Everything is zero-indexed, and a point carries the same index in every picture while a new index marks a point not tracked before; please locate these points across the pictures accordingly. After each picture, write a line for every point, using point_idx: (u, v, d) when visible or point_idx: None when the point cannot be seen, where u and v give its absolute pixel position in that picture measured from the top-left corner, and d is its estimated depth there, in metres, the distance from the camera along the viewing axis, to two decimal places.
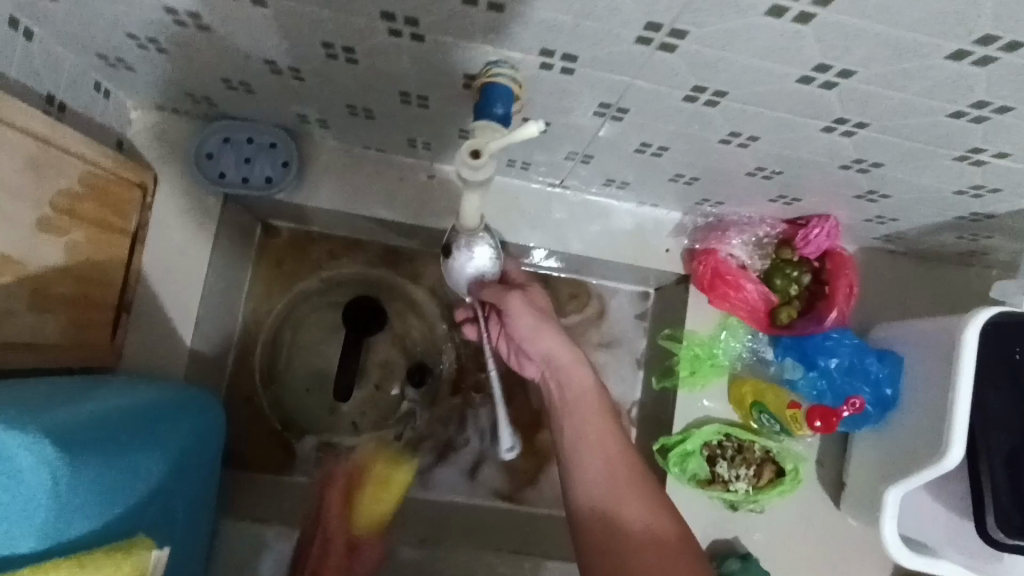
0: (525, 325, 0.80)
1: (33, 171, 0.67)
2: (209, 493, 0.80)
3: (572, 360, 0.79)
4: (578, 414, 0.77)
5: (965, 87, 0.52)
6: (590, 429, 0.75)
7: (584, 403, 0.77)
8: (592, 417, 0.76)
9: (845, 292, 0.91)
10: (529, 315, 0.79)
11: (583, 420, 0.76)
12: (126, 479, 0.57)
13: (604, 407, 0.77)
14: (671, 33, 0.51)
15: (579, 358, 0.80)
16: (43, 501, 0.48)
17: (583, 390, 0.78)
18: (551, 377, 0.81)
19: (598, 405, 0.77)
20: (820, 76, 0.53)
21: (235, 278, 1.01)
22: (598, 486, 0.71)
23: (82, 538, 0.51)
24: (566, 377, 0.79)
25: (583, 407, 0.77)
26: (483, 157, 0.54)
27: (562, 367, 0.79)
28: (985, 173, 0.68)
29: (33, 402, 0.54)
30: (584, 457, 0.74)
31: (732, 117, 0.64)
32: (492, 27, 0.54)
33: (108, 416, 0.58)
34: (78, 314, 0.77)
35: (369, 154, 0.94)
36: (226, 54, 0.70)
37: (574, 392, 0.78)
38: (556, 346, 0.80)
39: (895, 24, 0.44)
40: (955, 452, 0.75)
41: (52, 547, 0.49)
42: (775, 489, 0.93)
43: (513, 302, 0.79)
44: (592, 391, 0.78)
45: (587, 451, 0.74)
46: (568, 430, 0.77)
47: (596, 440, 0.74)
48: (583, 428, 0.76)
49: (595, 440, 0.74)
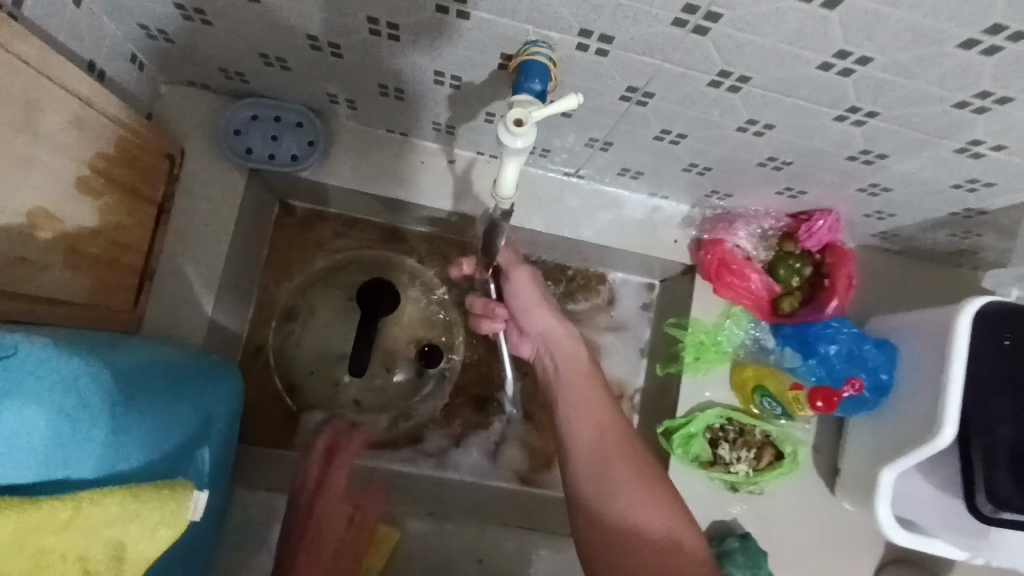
0: (525, 299, 0.81)
1: (76, 130, 0.69)
2: (227, 458, 0.82)
3: (566, 335, 0.81)
4: (570, 388, 0.78)
5: (973, 76, 0.56)
6: (581, 401, 0.77)
7: (576, 377, 0.79)
8: (585, 390, 0.78)
9: (845, 285, 0.95)
10: (531, 289, 0.81)
11: (574, 393, 0.77)
12: (161, 424, 0.60)
13: (596, 381, 0.79)
14: (706, 15, 0.55)
15: (573, 334, 0.82)
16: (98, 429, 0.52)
17: (575, 364, 0.80)
18: (545, 353, 0.83)
19: (586, 378, 0.78)
20: (840, 62, 0.57)
21: (252, 255, 1.02)
22: (591, 459, 0.74)
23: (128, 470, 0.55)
24: (559, 351, 0.81)
25: (573, 380, 0.79)
26: (526, 127, 0.57)
27: (555, 341, 0.81)
28: (982, 166, 0.73)
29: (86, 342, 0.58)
30: (578, 429, 0.76)
31: (752, 104, 0.68)
32: (536, 6, 0.58)
33: (136, 366, 0.61)
34: (106, 277, 0.78)
35: (390, 137, 0.96)
36: (270, 27, 0.73)
37: (567, 365, 0.80)
38: (553, 323, 0.82)
39: (915, 10, 0.49)
40: (948, 431, 0.79)
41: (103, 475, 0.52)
42: (774, 471, 0.96)
43: (517, 275, 0.81)
44: (584, 366, 0.80)
45: (582, 424, 0.76)
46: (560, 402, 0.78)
47: (588, 412, 0.76)
48: (574, 403, 0.77)
49: (588, 412, 0.76)
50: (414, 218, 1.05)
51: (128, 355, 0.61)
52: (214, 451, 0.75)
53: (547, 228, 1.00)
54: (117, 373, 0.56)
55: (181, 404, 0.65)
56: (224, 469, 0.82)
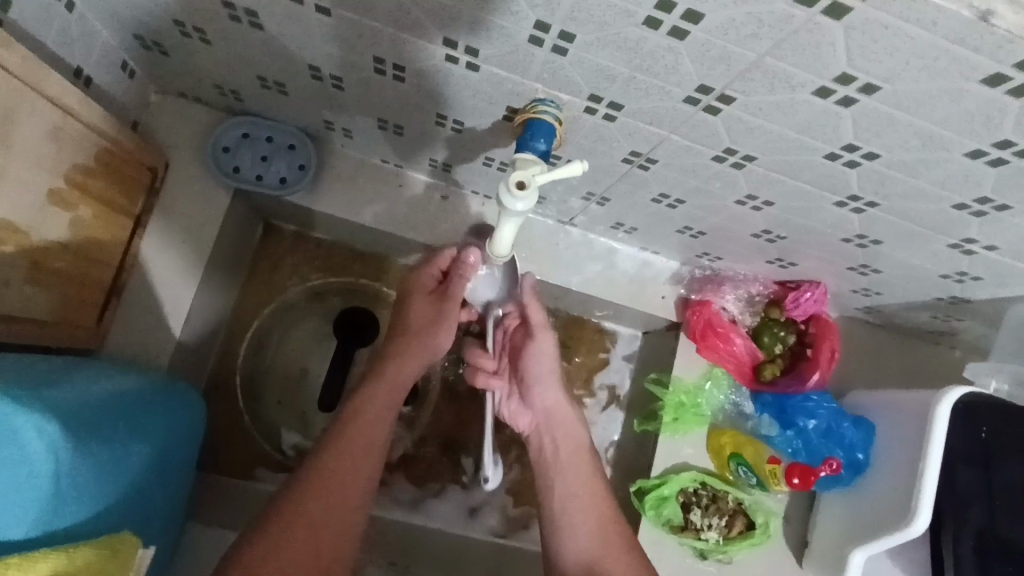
0: (542, 369, 0.83)
1: (55, 141, 0.65)
2: (181, 491, 0.78)
3: (570, 418, 0.84)
4: (568, 470, 0.80)
5: (975, 182, 0.57)
6: (582, 491, 0.78)
7: (576, 461, 0.81)
8: (582, 477, 0.80)
9: (828, 356, 0.95)
10: (548, 361, 0.83)
11: (576, 484, 0.79)
12: (110, 471, 0.59)
13: (594, 469, 0.81)
14: (719, 97, 0.54)
15: (577, 419, 0.84)
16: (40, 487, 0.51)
17: (577, 448, 0.82)
18: (545, 428, 0.85)
19: (588, 469, 0.80)
20: (847, 154, 0.58)
21: (230, 273, 0.99)
22: (587, 542, 0.75)
23: (65, 530, 0.53)
24: (562, 432, 0.83)
25: (574, 466, 0.80)
26: (527, 189, 0.57)
27: (560, 422, 0.83)
28: (972, 261, 0.73)
29: (29, 381, 0.56)
30: (574, 509, 0.77)
31: (754, 182, 0.68)
32: (549, 68, 0.57)
33: (82, 406, 0.57)
34: (73, 293, 0.74)
35: (386, 168, 0.94)
36: (274, 55, 0.71)
37: (568, 449, 0.82)
38: (560, 400, 0.84)
39: (927, 118, 0.50)
40: (922, 521, 0.78)
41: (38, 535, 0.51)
42: (745, 541, 0.94)
43: (544, 343, 0.83)
44: (584, 453, 0.82)
45: (579, 505, 0.77)
46: (558, 489, 0.79)
47: (584, 495, 0.78)
48: (570, 484, 0.79)
49: (585, 494, 0.78)
50: (400, 250, 1.02)
51: (73, 393, 0.58)
52: (167, 485, 0.73)
53: (538, 274, 0.98)
54: (62, 422, 0.53)
55: (130, 443, 0.62)
56: (178, 501, 0.79)
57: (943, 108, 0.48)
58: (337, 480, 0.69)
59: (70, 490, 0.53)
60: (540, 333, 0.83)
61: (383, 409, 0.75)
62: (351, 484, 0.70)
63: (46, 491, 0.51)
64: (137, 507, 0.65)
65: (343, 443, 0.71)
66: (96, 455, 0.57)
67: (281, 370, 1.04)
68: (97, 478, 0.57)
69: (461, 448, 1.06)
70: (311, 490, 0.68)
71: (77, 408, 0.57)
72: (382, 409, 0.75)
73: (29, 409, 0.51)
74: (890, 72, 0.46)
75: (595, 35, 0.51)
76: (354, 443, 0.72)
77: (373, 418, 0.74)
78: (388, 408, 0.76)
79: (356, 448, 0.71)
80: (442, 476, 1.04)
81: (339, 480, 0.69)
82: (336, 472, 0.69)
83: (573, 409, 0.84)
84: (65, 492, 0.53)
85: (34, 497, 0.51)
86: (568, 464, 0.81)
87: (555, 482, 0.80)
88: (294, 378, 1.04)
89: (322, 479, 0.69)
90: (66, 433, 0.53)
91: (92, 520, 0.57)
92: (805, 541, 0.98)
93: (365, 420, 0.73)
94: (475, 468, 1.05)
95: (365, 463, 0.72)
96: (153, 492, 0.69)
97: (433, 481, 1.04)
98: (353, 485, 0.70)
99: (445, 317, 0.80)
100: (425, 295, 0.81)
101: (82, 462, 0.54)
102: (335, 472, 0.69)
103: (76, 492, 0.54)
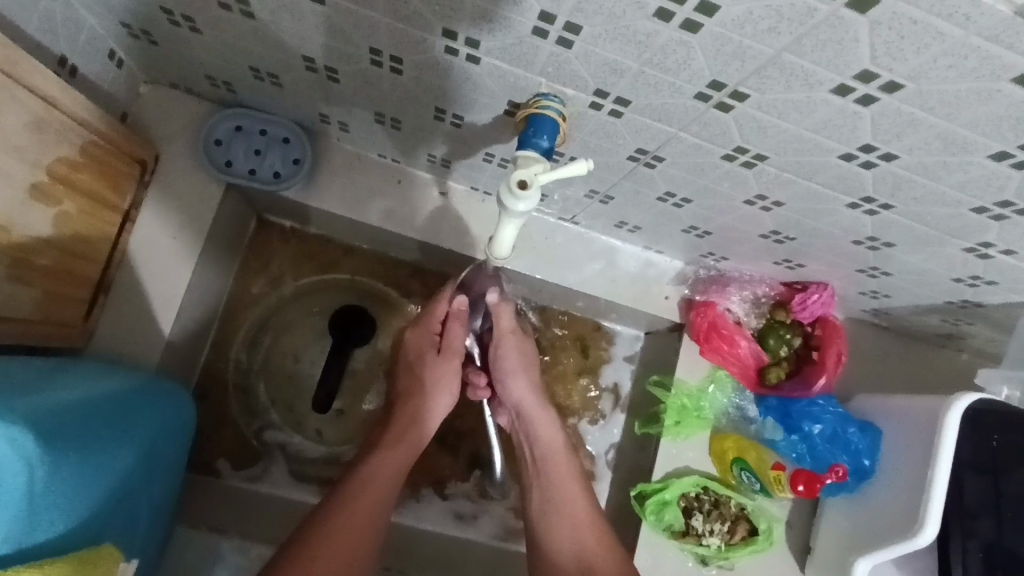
0: (505, 368, 0.81)
1: (36, 133, 0.62)
2: (168, 496, 0.75)
3: (544, 416, 0.81)
4: (544, 471, 0.79)
5: (997, 185, 0.55)
6: (562, 492, 0.78)
7: (551, 462, 0.79)
8: (562, 482, 0.78)
9: (834, 359, 0.92)
10: (513, 360, 0.81)
11: (554, 487, 0.78)
12: (88, 482, 0.56)
13: (571, 471, 0.79)
14: (731, 94, 0.52)
15: (550, 417, 0.81)
16: (15, 500, 0.48)
17: (549, 449, 0.80)
18: (521, 426, 0.83)
19: (568, 471, 0.79)
20: (863, 155, 0.55)
21: (222, 269, 0.97)
22: (566, 547, 0.74)
23: (43, 545, 0.51)
24: (533, 430, 0.81)
25: (549, 466, 0.79)
26: (530, 189, 0.56)
27: (530, 421, 0.81)
28: (988, 266, 0.71)
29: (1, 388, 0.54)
30: (550, 511, 0.77)
31: (765, 182, 0.65)
32: (553, 62, 0.55)
33: (59, 414, 0.55)
34: (57, 290, 0.72)
35: (382, 162, 0.91)
36: (266, 44, 0.68)
37: (542, 450, 0.80)
38: (529, 397, 0.81)
39: (952, 118, 0.47)
40: (930, 531, 0.75)
41: (13, 552, 0.49)
42: (747, 548, 0.92)
43: (505, 347, 0.81)
44: (559, 453, 0.80)
45: (556, 508, 0.77)
46: (536, 492, 0.79)
47: (560, 497, 0.78)
48: (545, 484, 0.79)
49: (563, 495, 0.78)
50: (397, 247, 1.00)
51: (50, 402, 0.56)
52: (154, 488, 0.71)
53: (512, 263, 0.95)
54: (37, 431, 0.51)
55: (112, 451, 0.60)
56: (166, 506, 0.77)
57: (971, 109, 0.46)
58: (354, 506, 0.69)
59: (45, 503, 0.51)
60: (503, 339, 0.82)
61: (400, 452, 0.76)
62: (368, 514, 0.69)
63: (24, 503, 0.49)
64: (121, 513, 0.64)
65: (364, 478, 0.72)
66: (75, 462, 0.55)
67: (273, 368, 1.01)
68: (76, 486, 0.55)
69: (458, 450, 1.04)
70: (330, 519, 0.67)
71: (55, 416, 0.54)
72: (399, 452, 0.76)
73: (3, 419, 0.48)
74: (918, 70, 0.43)
75: (602, 28, 0.48)
76: (374, 478, 0.72)
77: (391, 461, 0.74)
78: (407, 445, 0.77)
79: (374, 482, 0.72)
80: (439, 478, 1.03)
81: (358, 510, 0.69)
82: (352, 505, 0.69)
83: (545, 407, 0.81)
84: (42, 500, 0.51)
85: (9, 510, 0.48)
86: (544, 464, 0.80)
87: (534, 484, 0.80)
88: (287, 375, 1.01)
89: (340, 509, 0.68)
90: (42, 441, 0.51)
91: (70, 535, 0.54)
92: (808, 547, 0.96)
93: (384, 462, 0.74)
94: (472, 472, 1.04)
95: (382, 495, 0.71)
96: (137, 500, 0.67)
97: (430, 483, 1.02)
98: (367, 515, 0.69)
99: (448, 378, 0.80)
100: (432, 356, 0.81)
101: (59, 470, 0.52)
102: (351, 500, 0.69)
103: (54, 502, 0.52)
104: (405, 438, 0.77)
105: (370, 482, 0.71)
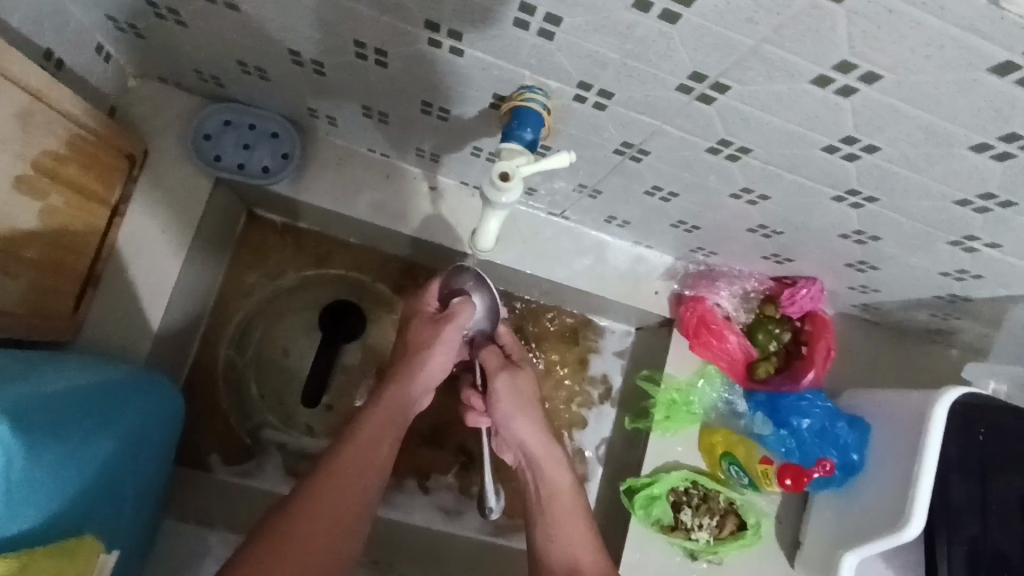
0: (504, 409, 0.82)
1: (21, 126, 0.62)
2: (155, 488, 0.76)
3: (549, 455, 0.81)
4: (549, 508, 0.79)
5: (980, 178, 0.55)
6: (565, 525, 0.77)
7: (556, 500, 0.79)
8: (565, 512, 0.78)
9: (823, 354, 0.93)
10: (511, 399, 0.82)
11: (558, 523, 0.77)
12: (69, 471, 0.57)
13: (576, 506, 0.79)
14: (713, 86, 0.52)
15: (555, 456, 0.81)
16: None
17: (556, 487, 0.80)
18: (529, 468, 0.82)
19: (572, 508, 0.78)
20: (846, 147, 0.56)
21: (212, 263, 0.97)
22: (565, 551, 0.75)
23: (20, 535, 0.52)
24: (540, 471, 0.81)
25: (553, 504, 0.79)
26: (511, 180, 0.56)
27: (535, 460, 0.81)
28: (974, 260, 0.71)
29: None
30: (553, 546, 0.76)
31: (751, 175, 0.65)
32: (536, 54, 0.55)
33: (39, 405, 0.55)
34: (44, 283, 0.71)
35: (372, 157, 0.91)
36: (252, 38, 0.68)
37: (546, 486, 0.80)
38: (532, 437, 0.81)
39: (933, 110, 0.48)
40: (914, 527, 0.76)
41: None
42: (735, 543, 0.93)
43: (499, 385, 0.82)
44: (565, 491, 0.79)
45: (559, 544, 0.76)
46: (539, 529, 0.78)
47: (565, 532, 0.77)
48: (550, 524, 0.77)
49: (567, 530, 0.77)
50: (387, 242, 1.00)
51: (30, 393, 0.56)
52: (140, 479, 0.71)
53: (501, 258, 0.95)
54: (15, 421, 0.51)
55: (95, 441, 0.60)
56: (153, 499, 0.77)
57: (950, 100, 0.46)
58: (333, 495, 0.68)
59: (23, 492, 0.51)
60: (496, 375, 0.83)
61: (377, 430, 0.75)
62: (348, 504, 0.69)
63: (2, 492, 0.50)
64: (104, 504, 0.64)
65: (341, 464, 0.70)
66: (55, 452, 0.55)
67: (264, 362, 1.01)
68: (56, 476, 0.55)
69: (449, 445, 1.04)
70: (308, 507, 0.67)
71: (35, 406, 0.54)
72: (377, 430, 0.75)
73: None
74: (897, 61, 0.43)
75: (584, 18, 0.48)
76: (350, 462, 0.71)
77: (367, 441, 0.73)
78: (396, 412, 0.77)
79: (351, 467, 0.71)
80: (430, 473, 1.03)
81: (336, 499, 0.68)
82: (340, 479, 0.69)
83: (550, 446, 0.81)
84: (19, 489, 0.51)
85: None
86: (549, 502, 0.79)
87: (538, 522, 0.79)
88: (278, 371, 1.02)
89: (316, 499, 0.67)
90: (21, 432, 0.51)
91: (51, 525, 0.55)
92: (797, 542, 0.96)
93: (360, 443, 0.73)
94: (463, 467, 1.04)
95: (361, 483, 0.70)
96: (121, 491, 0.67)
97: (421, 477, 1.03)
98: (354, 498, 0.69)
99: (442, 341, 0.81)
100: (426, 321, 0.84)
101: (38, 461, 0.53)
102: (328, 488, 0.68)
103: (33, 491, 0.53)
104: (382, 417, 0.76)
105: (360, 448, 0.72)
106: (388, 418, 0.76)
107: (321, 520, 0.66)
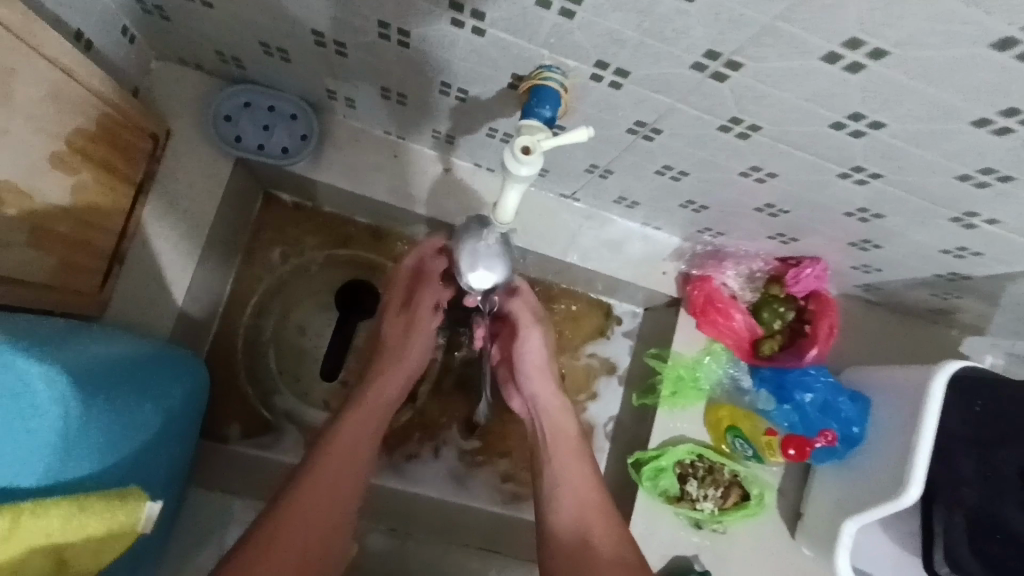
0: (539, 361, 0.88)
1: (54, 102, 0.64)
2: (184, 454, 0.78)
3: (559, 408, 0.87)
4: (555, 453, 0.83)
5: (980, 153, 0.57)
6: (570, 471, 0.81)
7: (561, 443, 0.83)
8: (570, 465, 0.81)
9: (826, 332, 0.94)
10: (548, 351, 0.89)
11: (564, 467, 0.81)
12: (112, 433, 0.61)
13: (581, 451, 0.83)
14: (727, 63, 0.54)
15: (563, 403, 0.87)
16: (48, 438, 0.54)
17: (562, 433, 0.84)
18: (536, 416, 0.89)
19: (575, 452, 0.83)
20: (852, 124, 0.58)
21: (232, 242, 0.99)
22: (569, 511, 0.78)
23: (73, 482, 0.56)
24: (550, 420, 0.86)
25: (558, 446, 0.83)
26: (533, 154, 0.58)
27: (547, 410, 0.87)
28: (974, 236, 0.74)
29: (48, 336, 0.60)
30: (557, 488, 0.80)
31: (761, 152, 0.68)
32: (556, 34, 0.57)
33: (87, 365, 0.60)
34: (72, 257, 0.73)
35: (388, 139, 0.93)
36: (278, 19, 0.70)
37: (552, 434, 0.85)
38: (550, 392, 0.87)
39: (936, 84, 0.50)
40: (913, 491, 0.79)
41: (50, 485, 0.54)
42: (739, 512, 0.96)
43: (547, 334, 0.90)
44: (571, 438, 0.84)
45: (561, 487, 0.80)
46: (550, 470, 0.82)
47: (566, 478, 0.80)
48: (560, 472, 0.81)
49: (568, 476, 0.81)
50: (403, 222, 1.02)
51: (74, 354, 0.59)
52: (173, 448, 0.74)
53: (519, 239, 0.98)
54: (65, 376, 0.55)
55: (132, 407, 0.64)
56: (181, 466, 0.79)
57: (952, 74, 0.48)
58: (330, 482, 0.72)
59: (71, 447, 0.56)
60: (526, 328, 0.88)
61: (369, 414, 0.79)
62: (342, 487, 0.73)
63: (56, 442, 0.54)
64: (141, 468, 0.67)
65: (333, 450, 0.74)
66: (100, 413, 0.59)
67: (281, 340, 1.04)
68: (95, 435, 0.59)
69: (462, 421, 1.07)
70: (309, 480, 0.71)
71: (82, 364, 0.59)
72: (367, 417, 0.78)
73: (36, 361, 0.54)
74: (901, 35, 0.46)
75: None
76: (338, 449, 0.74)
77: (360, 428, 0.77)
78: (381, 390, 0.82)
79: (345, 454, 0.74)
80: (443, 449, 1.05)
81: (333, 486, 0.72)
82: (328, 454, 0.73)
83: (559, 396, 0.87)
84: (73, 441, 0.56)
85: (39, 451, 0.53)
86: (553, 447, 0.83)
87: (548, 466, 0.83)
88: (294, 349, 1.05)
89: (311, 481, 0.71)
90: (73, 384, 0.56)
91: (95, 481, 0.58)
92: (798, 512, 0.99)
93: (351, 429, 0.76)
94: (474, 441, 1.06)
95: (355, 466, 0.75)
96: (156, 460, 0.70)
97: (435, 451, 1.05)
98: (346, 473, 0.74)
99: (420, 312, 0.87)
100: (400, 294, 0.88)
101: (87, 417, 0.57)
102: (324, 475, 0.72)
103: (82, 446, 0.57)
104: (374, 398, 0.80)
105: (351, 424, 0.77)
106: (376, 400, 0.80)
107: (319, 504, 0.70)
